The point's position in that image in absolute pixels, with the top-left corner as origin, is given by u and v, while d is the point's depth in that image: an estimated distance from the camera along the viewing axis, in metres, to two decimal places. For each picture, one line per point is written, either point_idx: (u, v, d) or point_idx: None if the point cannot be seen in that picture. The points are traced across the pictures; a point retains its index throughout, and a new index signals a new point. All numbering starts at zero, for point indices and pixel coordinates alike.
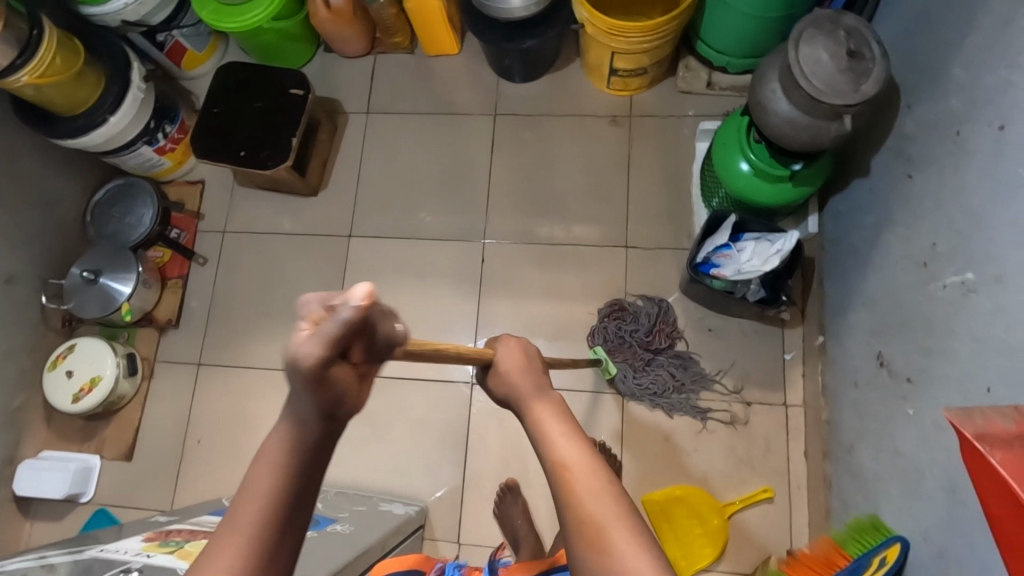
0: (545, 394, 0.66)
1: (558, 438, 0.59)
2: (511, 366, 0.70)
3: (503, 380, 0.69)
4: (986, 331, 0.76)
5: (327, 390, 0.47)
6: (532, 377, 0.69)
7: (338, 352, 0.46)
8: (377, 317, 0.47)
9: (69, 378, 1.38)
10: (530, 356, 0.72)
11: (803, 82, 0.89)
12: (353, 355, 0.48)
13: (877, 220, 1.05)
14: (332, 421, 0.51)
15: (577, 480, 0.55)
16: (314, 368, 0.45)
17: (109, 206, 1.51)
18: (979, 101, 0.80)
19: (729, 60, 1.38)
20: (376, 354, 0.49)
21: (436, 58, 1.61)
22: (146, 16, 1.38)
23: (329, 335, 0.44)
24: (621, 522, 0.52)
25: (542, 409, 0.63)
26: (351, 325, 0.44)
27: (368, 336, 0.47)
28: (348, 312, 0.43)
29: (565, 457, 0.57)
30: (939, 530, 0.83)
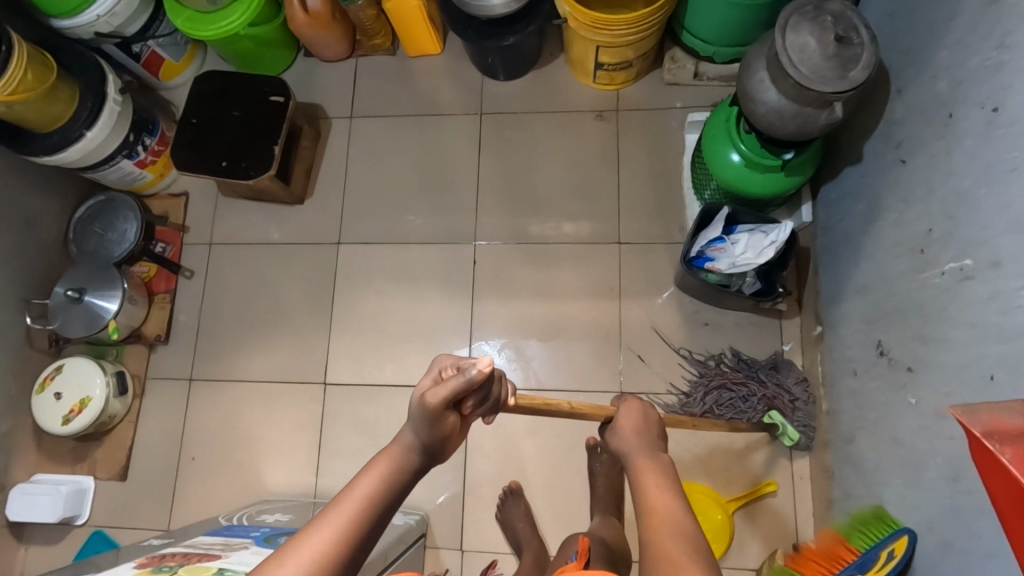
0: (654, 455, 0.72)
1: (653, 488, 0.67)
2: (627, 425, 0.77)
3: (619, 435, 0.76)
4: (984, 318, 0.74)
5: (442, 424, 0.66)
6: (646, 439, 0.75)
7: (457, 399, 0.65)
8: (491, 382, 0.67)
9: (57, 400, 1.35)
10: (648, 419, 0.78)
11: (791, 70, 0.87)
12: (466, 404, 0.67)
13: (870, 206, 1.03)
14: (437, 445, 0.68)
15: (662, 525, 0.61)
16: (439, 405, 0.64)
17: (91, 223, 1.49)
18: (968, 83, 0.79)
19: (716, 49, 1.36)
20: (482, 406, 0.68)
21: (418, 58, 1.59)
22: (120, 27, 1.35)
23: (457, 386, 0.63)
24: (698, 565, 0.57)
25: (646, 465, 0.70)
26: (474, 383, 0.63)
27: (482, 393, 0.67)
28: (475, 373, 0.63)
29: (656, 503, 0.64)
30: (944, 521, 0.81)
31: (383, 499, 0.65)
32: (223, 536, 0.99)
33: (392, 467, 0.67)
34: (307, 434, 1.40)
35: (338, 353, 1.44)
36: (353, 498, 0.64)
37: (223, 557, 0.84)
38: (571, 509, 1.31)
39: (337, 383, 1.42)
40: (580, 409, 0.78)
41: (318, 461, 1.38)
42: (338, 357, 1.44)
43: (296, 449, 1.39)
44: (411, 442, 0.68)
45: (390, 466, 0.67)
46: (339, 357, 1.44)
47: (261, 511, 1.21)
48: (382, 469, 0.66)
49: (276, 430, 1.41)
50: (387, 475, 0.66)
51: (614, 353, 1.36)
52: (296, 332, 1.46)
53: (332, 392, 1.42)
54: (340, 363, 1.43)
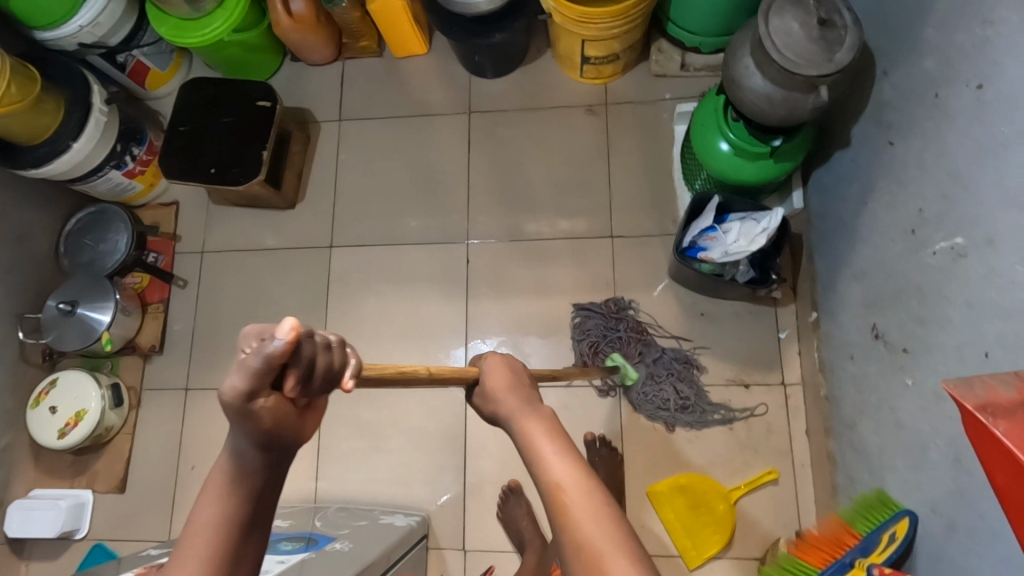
0: (536, 411, 0.62)
1: (552, 459, 0.57)
2: (498, 383, 0.65)
3: (490, 397, 0.65)
4: (980, 296, 0.74)
5: (258, 415, 0.47)
6: (523, 395, 0.64)
7: (264, 383, 0.45)
8: (309, 350, 0.44)
9: (53, 414, 1.34)
10: (515, 370, 0.67)
11: (776, 55, 0.87)
12: (285, 386, 0.45)
13: (862, 189, 1.03)
14: (268, 444, 0.49)
15: (574, 506, 0.53)
16: (243, 393, 0.45)
17: (82, 235, 1.48)
18: (955, 61, 0.79)
19: (702, 39, 1.36)
20: (310, 387, 0.46)
21: (405, 59, 1.58)
22: (103, 37, 1.35)
23: (255, 365, 0.43)
24: (618, 546, 0.51)
25: (532, 428, 0.60)
26: (274, 358, 0.42)
27: (300, 367, 0.44)
28: (270, 346, 0.42)
29: (561, 480, 0.55)
30: (947, 502, 0.81)
31: (236, 523, 0.50)
32: None
33: (227, 480, 0.50)
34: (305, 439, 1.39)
35: None
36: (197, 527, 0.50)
37: None
38: None
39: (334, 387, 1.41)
40: (439, 374, 0.64)
41: (318, 465, 1.39)
42: None
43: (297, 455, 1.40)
44: (235, 450, 0.50)
45: (224, 484, 0.50)
46: None
47: None
48: (218, 493, 0.50)
49: None
50: (225, 496, 0.50)
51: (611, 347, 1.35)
52: None
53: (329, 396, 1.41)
54: None
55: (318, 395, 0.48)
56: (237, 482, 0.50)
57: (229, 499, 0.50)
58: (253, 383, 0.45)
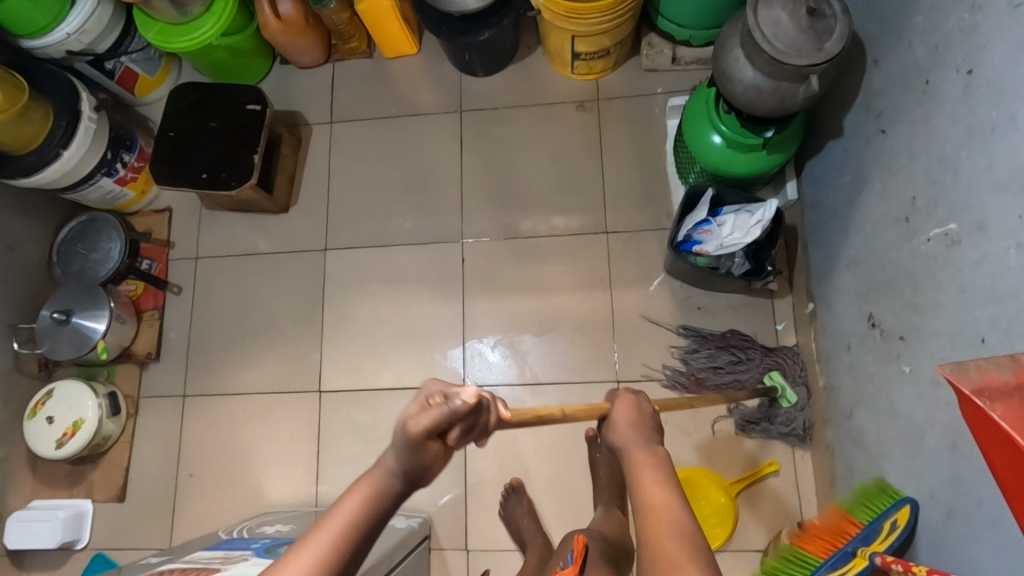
0: (650, 449, 0.67)
1: (650, 485, 0.62)
2: (623, 421, 0.70)
3: (613, 431, 0.70)
4: (974, 281, 0.74)
5: (423, 452, 0.61)
6: (644, 432, 0.69)
7: (441, 429, 0.60)
8: (481, 411, 0.62)
9: (50, 424, 1.34)
10: (642, 411, 0.72)
11: (764, 46, 0.87)
12: (450, 435, 0.61)
13: (855, 178, 1.03)
14: (415, 478, 0.62)
15: (661, 523, 0.58)
16: (422, 434, 0.60)
17: (74, 244, 1.47)
18: (943, 48, 0.79)
19: (692, 33, 1.36)
20: (467, 437, 0.63)
21: (395, 60, 1.58)
22: (91, 44, 1.34)
23: (441, 415, 0.59)
24: (699, 566, 0.54)
25: (642, 460, 0.65)
26: (459, 412, 0.59)
27: (472, 420, 0.62)
28: (460, 403, 0.59)
29: (653, 502, 0.60)
30: (946, 488, 0.81)
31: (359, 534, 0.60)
32: (223, 550, 0.98)
33: (371, 494, 0.61)
34: (305, 443, 1.39)
35: (332, 359, 1.43)
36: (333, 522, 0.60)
37: (221, 571, 0.82)
38: (573, 501, 1.30)
39: (332, 390, 1.41)
40: (573, 413, 0.70)
41: (317, 470, 1.37)
42: (332, 364, 1.43)
43: (295, 460, 1.38)
44: (386, 468, 0.62)
45: (369, 496, 0.61)
46: (333, 364, 1.43)
47: (261, 523, 1.20)
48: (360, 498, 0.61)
49: (273, 442, 1.40)
50: (366, 505, 0.61)
51: (608, 343, 1.35)
52: (288, 342, 1.45)
53: (327, 400, 1.41)
54: (334, 370, 1.42)
55: (468, 442, 0.65)
56: (375, 500, 0.61)
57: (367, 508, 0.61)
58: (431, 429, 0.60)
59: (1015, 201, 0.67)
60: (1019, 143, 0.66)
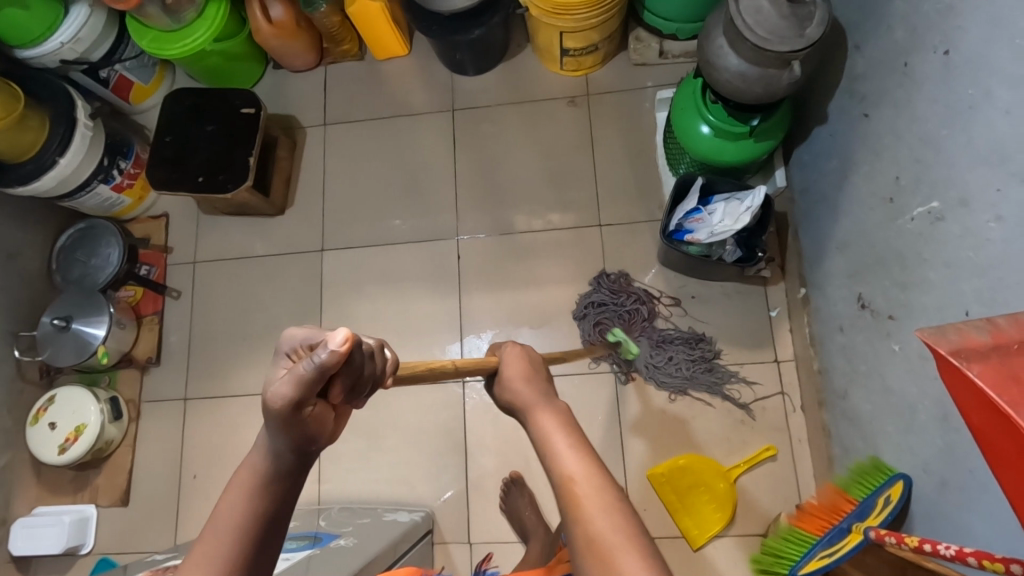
0: (551, 405, 0.68)
1: (565, 452, 0.62)
2: (515, 372, 0.71)
3: (507, 386, 0.70)
4: (958, 256, 0.76)
5: (302, 418, 0.54)
6: (540, 386, 0.70)
7: (312, 388, 0.52)
8: (358, 354, 0.53)
9: (52, 430, 1.35)
10: (533, 361, 0.73)
11: (747, 33, 0.88)
12: (331, 393, 0.54)
13: (841, 162, 1.05)
14: (305, 446, 0.57)
15: (588, 500, 0.57)
16: (293, 399, 0.51)
17: (73, 251, 1.48)
18: (921, 30, 0.81)
19: (678, 26, 1.38)
20: (353, 390, 0.55)
21: (386, 61, 1.59)
22: (85, 53, 1.35)
23: (307, 372, 0.50)
24: (626, 536, 0.55)
25: (548, 422, 0.65)
26: (328, 365, 0.49)
27: (351, 369, 0.53)
28: (327, 355, 0.49)
29: (573, 473, 0.59)
30: (939, 461, 0.83)
31: (260, 515, 0.56)
32: None
33: (256, 479, 0.57)
34: None
35: None
36: (223, 517, 0.56)
37: None
38: None
39: None
40: (462, 367, 0.69)
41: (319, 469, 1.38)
42: None
43: None
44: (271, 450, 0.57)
45: (252, 483, 0.57)
46: None
47: None
48: (244, 487, 0.57)
49: None
50: (254, 490, 0.57)
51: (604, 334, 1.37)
52: None
53: None
54: None
55: (355, 398, 0.57)
56: (268, 479, 0.57)
57: (255, 490, 0.57)
58: (301, 391, 0.51)
59: (995, 174, 0.68)
60: (996, 118, 0.68)
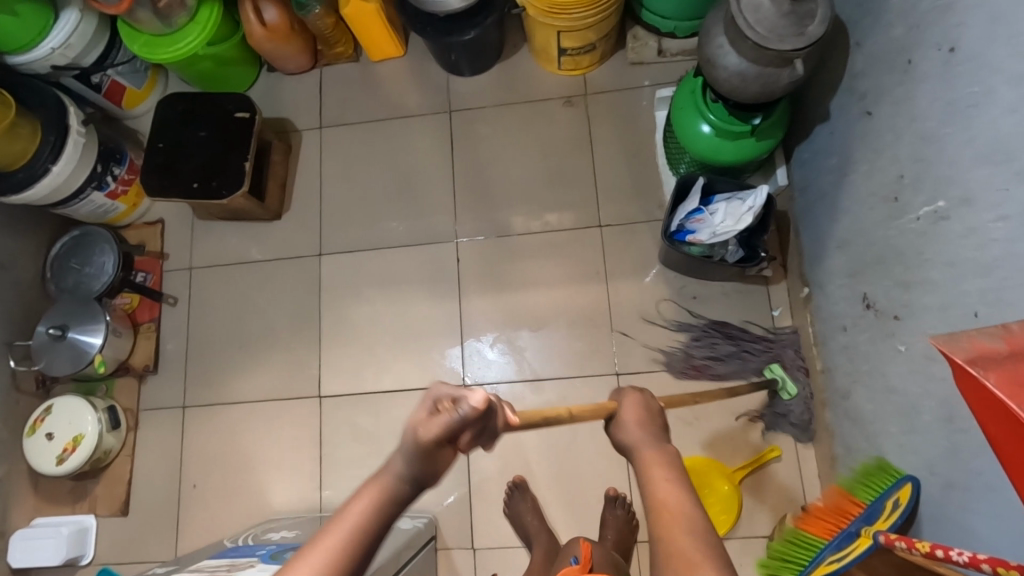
0: (662, 448, 0.67)
1: (661, 482, 0.62)
2: (630, 419, 0.70)
3: (622, 430, 0.70)
4: (962, 255, 0.74)
5: (434, 459, 0.62)
6: (654, 432, 0.69)
7: (451, 435, 0.60)
8: (496, 414, 0.62)
9: (50, 441, 1.33)
10: (651, 411, 0.71)
11: (748, 32, 0.87)
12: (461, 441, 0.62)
13: (841, 160, 1.04)
14: (426, 480, 0.63)
15: (674, 521, 0.58)
16: (434, 440, 0.60)
17: (68, 259, 1.46)
18: (922, 26, 0.79)
19: (675, 24, 1.36)
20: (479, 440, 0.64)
21: (381, 62, 1.58)
22: (76, 58, 1.33)
23: (454, 420, 0.59)
24: (714, 561, 0.54)
25: (652, 459, 0.65)
26: (469, 418, 0.59)
27: (487, 424, 0.62)
28: (469, 408, 0.59)
29: (666, 501, 0.60)
30: (944, 462, 0.82)
31: (371, 531, 0.59)
32: (228, 558, 0.98)
33: (383, 494, 0.61)
34: (307, 449, 1.39)
35: (331, 362, 1.43)
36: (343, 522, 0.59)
37: None
38: (578, 495, 1.31)
39: (331, 394, 1.41)
40: (579, 413, 0.69)
41: (320, 475, 1.37)
42: (331, 368, 1.43)
43: (298, 466, 1.38)
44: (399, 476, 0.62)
45: (377, 500, 0.61)
46: (332, 368, 1.42)
47: (266, 530, 1.20)
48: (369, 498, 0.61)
49: (275, 449, 1.40)
50: (376, 505, 0.61)
51: (606, 337, 1.36)
52: (286, 349, 1.45)
53: (327, 404, 1.40)
54: (334, 375, 1.42)
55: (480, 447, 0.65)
56: (389, 500, 0.61)
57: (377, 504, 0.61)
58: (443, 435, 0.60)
59: (999, 173, 0.67)
60: (1000, 116, 0.67)
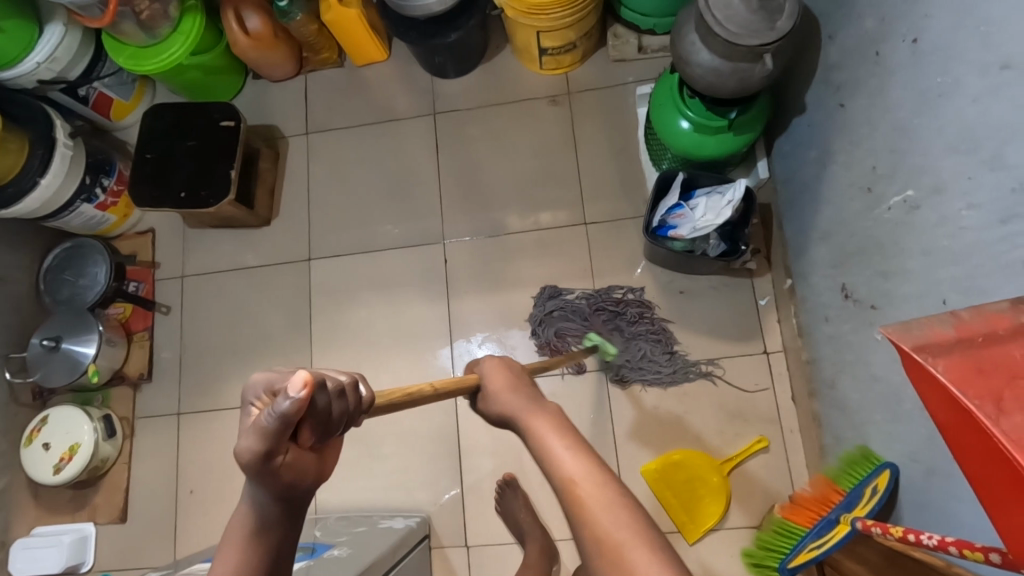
0: (541, 408, 0.67)
1: (563, 455, 0.60)
2: (498, 386, 0.70)
3: (495, 400, 0.69)
4: (934, 244, 0.76)
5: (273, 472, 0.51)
6: (526, 392, 0.69)
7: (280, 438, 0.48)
8: (320, 399, 0.48)
9: (47, 451, 1.35)
10: (516, 372, 0.73)
11: (717, 28, 0.88)
12: (302, 436, 0.50)
13: (820, 153, 1.05)
14: (286, 496, 0.53)
15: (589, 498, 0.57)
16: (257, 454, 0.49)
17: (60, 271, 1.48)
18: (892, 19, 0.80)
19: (656, 21, 1.38)
20: (327, 432, 0.51)
21: (366, 67, 1.59)
22: (62, 72, 1.35)
23: (267, 425, 0.47)
24: (639, 536, 0.54)
25: (543, 428, 0.64)
26: (288, 417, 0.46)
27: (316, 415, 0.49)
28: (287, 404, 0.45)
29: (573, 475, 0.58)
30: (924, 448, 0.83)
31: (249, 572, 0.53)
32: None
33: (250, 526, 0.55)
34: None
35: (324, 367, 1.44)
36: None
37: None
38: None
39: None
40: (445, 388, 0.67)
41: None
42: None
43: None
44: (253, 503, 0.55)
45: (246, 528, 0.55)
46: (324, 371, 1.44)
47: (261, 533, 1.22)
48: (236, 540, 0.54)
49: None
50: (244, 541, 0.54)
51: None
52: (279, 354, 1.47)
53: None
54: None
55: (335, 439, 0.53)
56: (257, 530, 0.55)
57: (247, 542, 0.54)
58: (267, 438, 0.48)
59: (966, 162, 0.68)
60: (966, 107, 0.67)
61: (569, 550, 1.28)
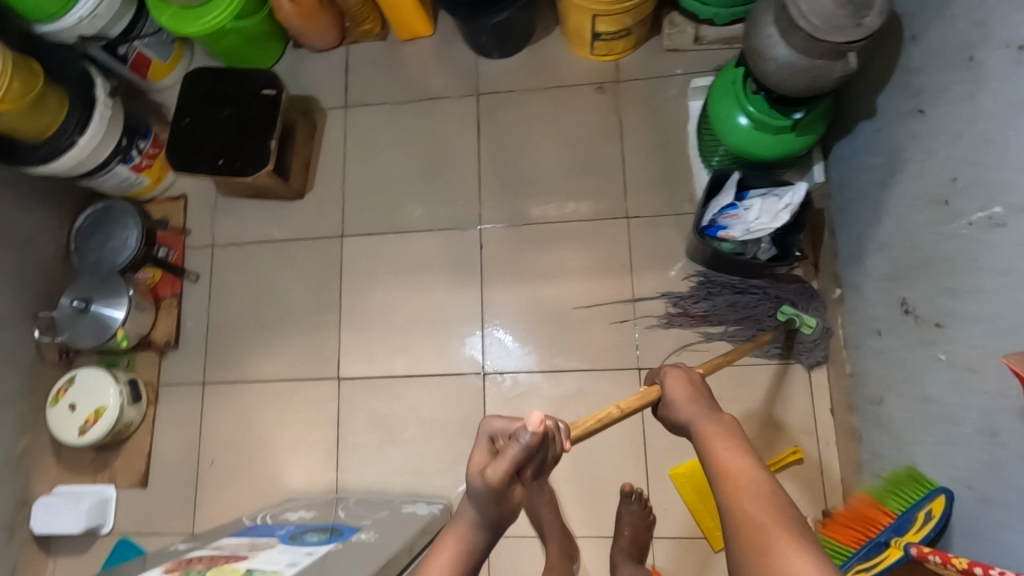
0: (716, 417, 0.68)
1: (723, 452, 0.63)
2: (679, 395, 0.71)
3: (673, 409, 0.71)
4: (1018, 264, 0.71)
5: (507, 497, 0.62)
6: (705, 405, 0.70)
7: (519, 467, 0.61)
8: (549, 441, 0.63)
9: (72, 412, 1.35)
10: (695, 382, 0.73)
11: (801, 20, 0.83)
12: (526, 472, 0.64)
13: (887, 160, 1.00)
14: (502, 520, 0.64)
15: (741, 487, 0.59)
16: (504, 479, 0.60)
17: (91, 232, 1.46)
18: (991, 22, 0.75)
19: (715, 11, 1.30)
20: (541, 467, 0.65)
21: (409, 42, 1.54)
22: (103, 29, 1.32)
23: (515, 455, 0.60)
24: (788, 531, 0.55)
25: (711, 430, 0.66)
26: (530, 446, 0.60)
27: (540, 454, 0.63)
28: (528, 436, 0.60)
29: (728, 467, 0.61)
30: (981, 476, 0.79)
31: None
32: (248, 537, 0.99)
33: (460, 547, 0.64)
34: (325, 431, 1.39)
35: (352, 348, 1.42)
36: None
37: (250, 558, 0.83)
38: (596, 490, 1.29)
39: (350, 377, 1.41)
40: (628, 408, 0.71)
41: (337, 458, 1.38)
42: (351, 353, 1.42)
43: (316, 447, 1.39)
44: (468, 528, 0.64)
45: (458, 552, 0.64)
46: (352, 353, 1.42)
47: (283, 510, 1.21)
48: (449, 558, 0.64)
49: (292, 431, 1.40)
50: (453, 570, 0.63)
51: (626, 331, 1.34)
52: (305, 332, 1.45)
53: (346, 386, 1.41)
54: (353, 359, 1.42)
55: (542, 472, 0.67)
56: (468, 549, 0.64)
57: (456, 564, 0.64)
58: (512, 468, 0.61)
59: None
60: None
61: (588, 548, 1.27)
